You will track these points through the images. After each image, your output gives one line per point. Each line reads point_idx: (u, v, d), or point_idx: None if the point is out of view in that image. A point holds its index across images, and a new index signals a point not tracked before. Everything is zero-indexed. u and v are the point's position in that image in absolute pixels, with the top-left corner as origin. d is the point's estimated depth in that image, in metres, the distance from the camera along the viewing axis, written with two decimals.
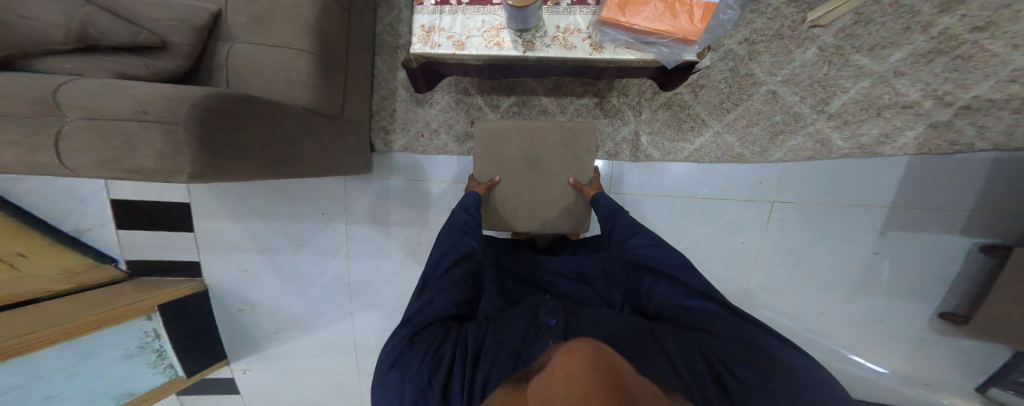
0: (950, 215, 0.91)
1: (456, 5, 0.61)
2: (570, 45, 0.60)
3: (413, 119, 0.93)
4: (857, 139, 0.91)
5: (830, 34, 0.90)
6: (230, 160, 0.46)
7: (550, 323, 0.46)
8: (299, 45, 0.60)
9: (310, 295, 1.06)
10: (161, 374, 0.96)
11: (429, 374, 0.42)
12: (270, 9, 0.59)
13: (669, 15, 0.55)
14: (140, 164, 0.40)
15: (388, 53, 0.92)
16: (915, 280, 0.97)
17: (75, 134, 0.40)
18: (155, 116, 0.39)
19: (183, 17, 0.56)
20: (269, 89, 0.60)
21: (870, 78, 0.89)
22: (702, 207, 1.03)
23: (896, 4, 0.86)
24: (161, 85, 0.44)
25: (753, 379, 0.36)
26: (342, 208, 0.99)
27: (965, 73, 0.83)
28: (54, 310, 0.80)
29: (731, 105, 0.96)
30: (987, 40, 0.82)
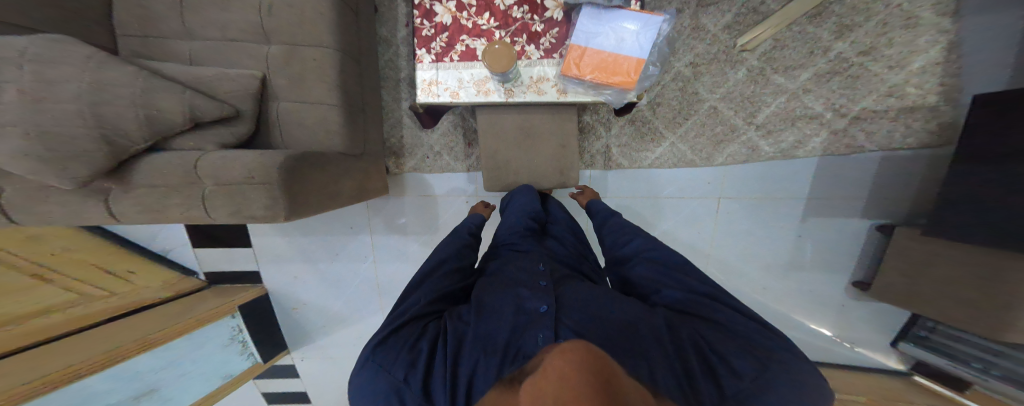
0: (855, 203, 1.13)
1: (450, 62, 0.77)
2: (541, 91, 0.78)
3: (418, 144, 1.06)
4: (778, 145, 1.12)
5: (755, 58, 1.10)
6: (303, 202, 0.64)
7: (541, 310, 0.52)
8: (330, 101, 0.75)
9: (348, 296, 1.16)
10: (247, 360, 1.06)
11: (409, 368, 0.46)
12: (301, 71, 0.73)
13: (612, 68, 0.74)
14: (255, 213, 0.59)
15: (391, 86, 1.04)
16: (832, 257, 1.19)
17: (213, 196, 0.59)
18: (260, 180, 0.58)
19: (244, 87, 0.71)
20: (311, 137, 0.76)
21: (786, 95, 1.09)
22: (665, 205, 1.23)
23: (804, 31, 1.06)
24: (253, 153, 0.61)
25: (747, 369, 0.40)
26: (368, 222, 1.11)
27: (856, 89, 1.05)
28: (154, 316, 0.91)
29: (682, 119, 1.16)
30: (870, 63, 1.02)
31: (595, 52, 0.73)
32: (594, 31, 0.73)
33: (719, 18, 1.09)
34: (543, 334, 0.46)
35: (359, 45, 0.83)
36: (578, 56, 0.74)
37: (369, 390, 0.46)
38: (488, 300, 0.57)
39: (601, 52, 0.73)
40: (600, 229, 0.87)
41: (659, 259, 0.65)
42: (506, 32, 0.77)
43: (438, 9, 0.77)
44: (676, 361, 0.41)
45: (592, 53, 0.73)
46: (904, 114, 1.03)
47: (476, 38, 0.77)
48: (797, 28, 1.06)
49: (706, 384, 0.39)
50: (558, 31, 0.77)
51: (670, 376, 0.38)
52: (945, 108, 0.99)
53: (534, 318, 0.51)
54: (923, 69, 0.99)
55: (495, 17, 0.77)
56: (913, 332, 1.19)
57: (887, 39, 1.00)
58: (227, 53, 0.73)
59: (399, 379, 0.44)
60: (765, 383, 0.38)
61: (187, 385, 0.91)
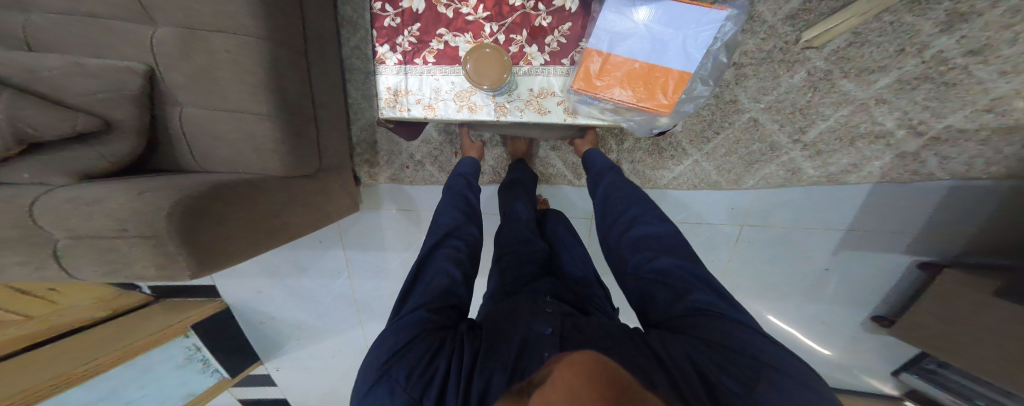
0: (901, 238, 0.98)
1: (422, 65, 0.56)
2: (543, 110, 0.58)
3: (395, 151, 0.88)
4: (826, 169, 0.93)
5: (821, 57, 0.86)
6: (225, 253, 0.51)
7: (546, 331, 0.40)
8: (256, 109, 0.55)
9: (322, 310, 1.06)
10: (211, 377, 1.00)
11: (423, 387, 0.35)
12: (209, 67, 0.53)
13: (643, 86, 0.54)
14: (143, 272, 0.45)
15: (360, 79, 0.83)
16: (859, 291, 1.07)
17: (70, 251, 0.44)
18: (137, 231, 0.43)
19: (111, 86, 0.51)
20: (239, 157, 0.59)
21: (851, 106, 0.88)
22: (683, 229, 1.07)
23: (897, 22, 0.80)
24: (127, 193, 0.45)
25: (735, 388, 0.31)
26: (337, 236, 0.97)
27: (945, 102, 0.83)
28: (91, 340, 0.82)
29: (712, 133, 0.95)
30: (978, 65, 0.79)
31: (622, 62, 0.53)
32: (624, 30, 0.52)
33: (783, 4, 0.84)
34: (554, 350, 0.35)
35: (305, 28, 0.62)
36: (598, 66, 0.53)
37: None
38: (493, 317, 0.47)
39: (631, 61, 0.53)
40: (594, 187, 0.73)
41: (651, 238, 0.55)
42: (500, 26, 0.55)
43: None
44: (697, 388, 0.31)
45: (617, 62, 0.53)
46: (999, 136, 0.82)
47: (458, 34, 0.56)
48: (889, 18, 0.80)
49: None
50: (572, 27, 0.55)
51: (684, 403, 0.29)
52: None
53: (539, 334, 0.40)
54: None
55: (485, 3, 0.54)
56: (920, 364, 1.12)
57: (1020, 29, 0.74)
58: (101, 38, 0.53)
59: (409, 397, 0.35)
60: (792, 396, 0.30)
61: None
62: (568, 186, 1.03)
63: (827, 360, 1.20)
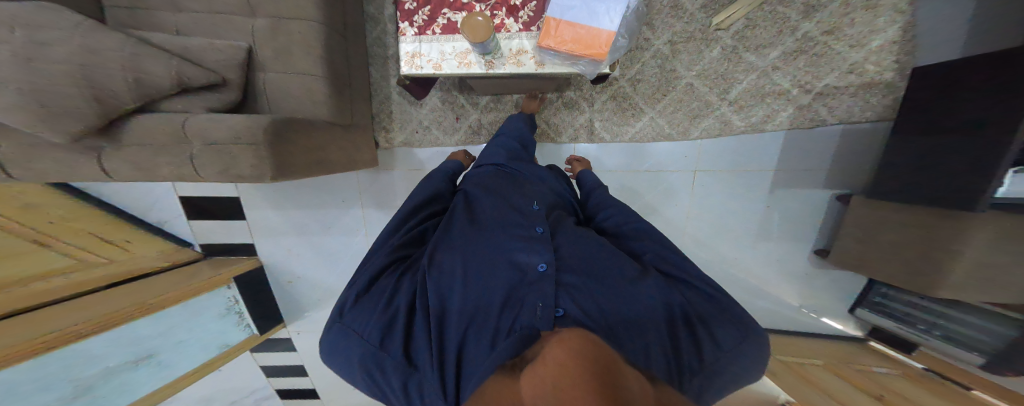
0: (820, 173, 1.21)
1: (432, 35, 0.80)
2: (520, 63, 0.82)
3: (407, 119, 1.10)
4: (750, 119, 1.18)
5: (729, 36, 1.15)
6: (292, 165, 0.72)
7: (541, 269, 0.55)
8: (316, 71, 0.78)
9: (339, 270, 1.22)
10: (243, 331, 1.15)
11: (386, 333, 0.51)
12: (288, 42, 0.76)
13: (587, 39, 0.78)
14: (243, 172, 0.66)
15: (379, 63, 1.07)
16: (798, 226, 1.27)
17: (202, 155, 0.65)
18: (246, 140, 0.64)
19: (228, 57, 0.75)
20: (299, 107, 0.80)
21: (756, 72, 1.15)
22: (645, 177, 1.29)
23: (774, 12, 1.11)
24: (238, 117, 0.67)
25: (728, 341, 0.47)
26: (357, 197, 1.15)
27: (819, 67, 1.11)
28: (152, 283, 0.98)
29: (661, 95, 1.21)
30: (833, 42, 1.08)
31: (570, 24, 0.78)
32: (568, 4, 0.78)
33: None
34: (540, 304, 0.48)
35: (346, 20, 0.87)
36: (553, 29, 0.78)
37: (345, 347, 0.51)
38: (472, 263, 0.58)
39: (575, 24, 0.77)
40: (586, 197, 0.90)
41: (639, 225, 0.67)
42: (486, 6, 0.80)
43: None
44: (668, 337, 0.46)
45: (565, 24, 0.78)
46: (862, 90, 1.10)
47: (457, 12, 0.80)
48: (768, 8, 1.11)
49: (692, 358, 0.46)
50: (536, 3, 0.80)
51: (661, 354, 0.44)
52: (900, 84, 1.06)
53: (519, 286, 0.53)
54: (882, 50, 1.05)
55: None
56: (869, 298, 1.30)
57: (847, 20, 1.06)
58: (219, 24, 0.77)
59: (375, 340, 0.50)
60: (734, 358, 0.47)
61: (186, 352, 0.99)
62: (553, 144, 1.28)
63: (782, 297, 1.37)
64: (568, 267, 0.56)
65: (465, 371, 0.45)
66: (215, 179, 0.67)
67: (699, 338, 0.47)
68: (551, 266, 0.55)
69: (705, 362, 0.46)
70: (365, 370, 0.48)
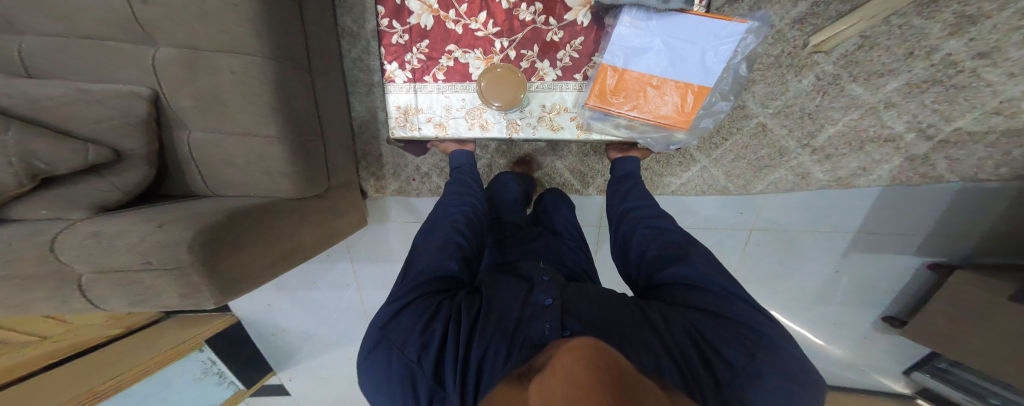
0: (912, 238, 0.97)
1: (432, 83, 0.56)
2: (556, 126, 0.57)
3: (402, 164, 0.89)
4: (836, 172, 0.93)
5: (829, 62, 0.85)
6: (246, 280, 0.52)
7: (546, 302, 0.40)
8: (264, 131, 0.54)
9: (330, 321, 1.08)
10: (227, 388, 1.09)
11: (421, 349, 0.37)
12: (215, 88, 0.51)
13: (660, 101, 0.53)
14: (169, 302, 0.46)
15: (363, 91, 0.83)
16: (871, 293, 1.06)
17: (95, 286, 0.44)
18: (159, 264, 0.43)
19: (117, 110, 0.49)
20: (250, 179, 0.58)
21: (860, 110, 0.87)
22: (691, 233, 1.06)
23: (906, 25, 0.80)
24: (146, 225, 0.44)
25: (737, 358, 0.32)
26: (346, 250, 0.98)
27: (955, 104, 0.82)
28: (115, 352, 0.91)
29: (719, 139, 0.95)
30: (986, 68, 0.78)
31: (638, 77, 0.52)
32: (640, 44, 0.51)
33: (790, 8, 0.83)
34: (549, 326, 0.36)
35: (309, 48, 0.62)
36: (611, 83, 0.52)
37: (378, 376, 0.38)
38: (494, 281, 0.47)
39: (647, 76, 0.52)
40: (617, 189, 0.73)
41: (662, 225, 0.55)
42: (511, 41, 0.54)
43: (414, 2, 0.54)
44: (675, 353, 0.32)
45: (631, 77, 0.52)
46: (1006, 139, 0.82)
47: (469, 50, 0.55)
48: (896, 20, 0.79)
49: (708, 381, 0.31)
50: (587, 38, 0.54)
51: (674, 368, 0.30)
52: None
53: (539, 307, 0.40)
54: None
55: (495, 18, 0.53)
56: (931, 362, 1.07)
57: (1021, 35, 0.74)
58: (101, 60, 0.51)
59: (409, 360, 0.37)
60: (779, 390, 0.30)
61: None
62: (575, 195, 1.00)
63: (847, 365, 1.15)
64: (575, 293, 0.43)
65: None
66: (124, 309, 0.47)
67: (705, 363, 0.33)
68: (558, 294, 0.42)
69: (718, 384, 0.31)
70: (400, 397, 0.36)
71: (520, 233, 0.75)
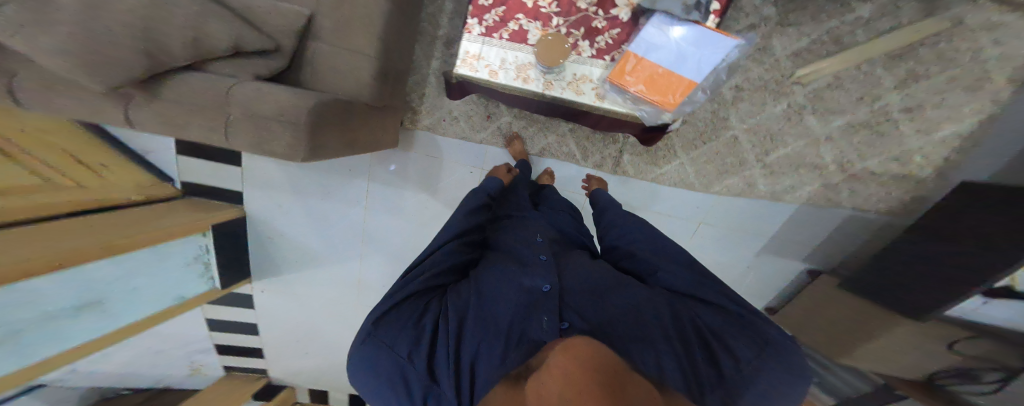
0: (807, 250, 1.25)
1: (499, 39, 0.68)
2: (580, 92, 0.69)
3: (438, 105, 1.13)
4: (773, 187, 1.17)
5: (802, 93, 1.04)
6: (327, 154, 0.65)
7: (545, 290, 0.58)
8: (368, 51, 0.71)
9: (333, 233, 1.29)
10: (205, 283, 1.17)
11: (413, 346, 0.49)
12: (348, 16, 0.69)
13: (657, 87, 0.67)
14: (275, 149, 0.57)
15: (426, 41, 1.08)
16: (767, 290, 1.33)
17: (237, 123, 0.57)
18: (288, 118, 0.55)
19: (290, 22, 0.69)
20: (340, 83, 0.73)
21: (807, 140, 1.09)
22: (649, 217, 1.26)
23: (870, 72, 1.00)
24: (286, 91, 0.58)
25: (744, 352, 0.47)
26: (367, 171, 1.20)
27: (873, 147, 1.07)
28: (117, 219, 0.91)
29: (701, 142, 1.13)
30: (905, 122, 1.03)
31: (647, 65, 0.65)
32: (657, 44, 0.65)
33: (791, 43, 1.01)
34: (547, 318, 0.51)
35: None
36: (630, 66, 0.65)
37: (368, 365, 0.49)
38: (486, 282, 0.61)
39: (656, 66, 0.66)
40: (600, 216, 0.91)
41: (649, 238, 0.72)
42: (565, 21, 0.67)
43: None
44: (680, 354, 0.46)
45: (644, 65, 0.65)
46: (892, 181, 1.10)
47: (532, 20, 0.68)
48: (864, 68, 1.00)
49: (708, 372, 0.45)
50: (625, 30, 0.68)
51: (675, 364, 0.44)
52: (930, 182, 1.07)
53: (536, 303, 0.56)
54: (949, 141, 1.03)
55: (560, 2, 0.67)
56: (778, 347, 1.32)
57: (939, 98, 1.00)
58: None
59: (400, 358, 0.48)
60: (760, 370, 0.45)
61: (143, 296, 0.98)
62: (575, 165, 1.20)
63: None
64: (572, 296, 0.58)
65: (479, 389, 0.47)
66: (244, 149, 0.60)
67: (711, 357, 0.47)
68: (554, 287, 0.58)
69: (723, 378, 0.45)
70: (391, 386, 0.48)
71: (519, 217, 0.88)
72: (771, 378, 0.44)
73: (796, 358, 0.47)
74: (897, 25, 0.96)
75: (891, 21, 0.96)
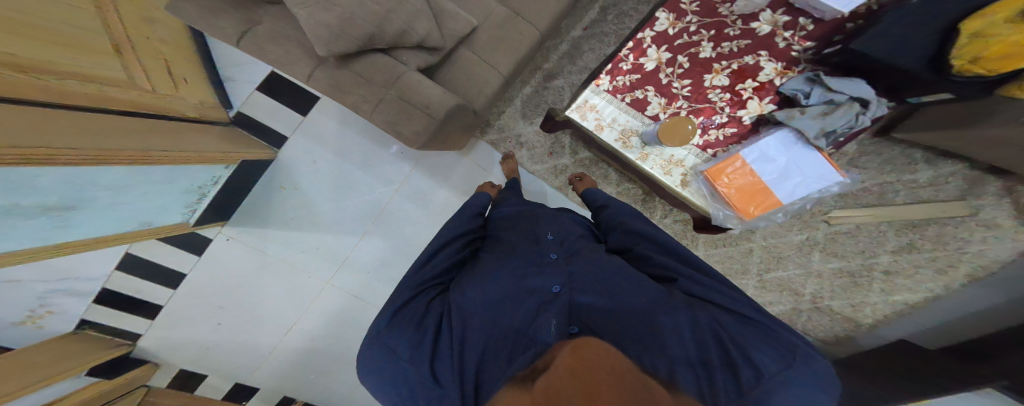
0: None
1: (620, 99, 0.91)
2: (669, 170, 0.90)
3: (511, 127, 1.34)
4: (760, 298, 1.34)
5: (820, 232, 1.28)
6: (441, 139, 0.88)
7: (555, 293, 0.62)
8: (500, 69, 0.98)
9: (351, 200, 1.38)
10: (181, 216, 1.13)
11: (417, 350, 0.59)
12: (504, 37, 0.98)
13: (753, 192, 0.83)
14: (408, 128, 0.77)
15: (535, 72, 1.33)
16: None
17: (389, 103, 0.77)
18: (432, 110, 0.77)
19: (457, 29, 0.92)
20: (469, 87, 0.96)
21: (805, 271, 1.30)
22: None
23: (879, 233, 1.23)
24: (437, 89, 0.79)
25: (768, 364, 0.47)
26: (413, 161, 1.38)
27: (848, 292, 1.28)
28: (143, 129, 0.97)
29: (720, 243, 1.33)
30: (876, 280, 1.25)
31: (751, 173, 0.83)
32: (769, 154, 0.83)
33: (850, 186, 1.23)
34: (552, 320, 0.55)
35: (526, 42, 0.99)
36: (734, 169, 0.83)
37: (382, 362, 0.61)
38: (489, 281, 0.67)
39: (757, 175, 0.83)
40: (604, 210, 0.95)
41: (664, 246, 0.74)
42: (689, 105, 0.91)
43: (649, 53, 0.92)
44: (696, 361, 0.47)
45: (749, 171, 0.83)
46: (838, 319, 1.29)
47: (657, 95, 0.91)
48: (881, 226, 1.23)
49: (725, 378, 0.46)
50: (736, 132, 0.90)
51: (689, 372, 0.45)
52: (861, 329, 1.27)
53: (542, 305, 0.60)
54: (896, 303, 1.23)
55: (691, 88, 0.91)
56: None
57: (912, 271, 1.22)
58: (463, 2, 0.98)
59: (403, 361, 0.59)
60: (781, 383, 0.45)
61: (118, 214, 0.92)
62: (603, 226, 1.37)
63: None
64: (580, 297, 0.61)
65: (484, 386, 0.51)
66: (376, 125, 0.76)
67: (730, 363, 0.47)
68: (564, 288, 0.63)
69: (744, 389, 0.44)
70: (401, 381, 0.58)
71: (537, 213, 0.92)
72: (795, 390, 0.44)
73: (816, 368, 0.48)
74: (933, 197, 1.18)
75: (932, 193, 1.18)
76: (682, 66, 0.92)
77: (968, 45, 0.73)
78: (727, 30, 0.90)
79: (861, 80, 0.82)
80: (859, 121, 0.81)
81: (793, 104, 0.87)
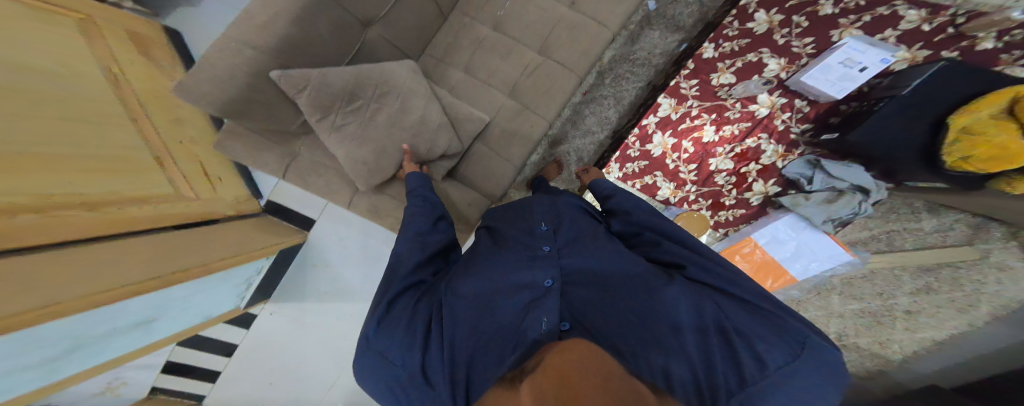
0: None
1: (633, 185, 1.16)
2: None
3: None
4: None
5: (840, 276, 1.32)
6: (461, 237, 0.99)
7: (546, 285, 0.59)
8: (513, 161, 1.05)
9: (376, 274, 1.50)
10: (234, 303, 1.32)
11: (403, 352, 0.55)
12: (517, 127, 1.05)
13: (765, 268, 1.00)
14: None
15: None
16: None
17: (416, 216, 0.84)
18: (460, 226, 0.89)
19: (472, 128, 0.99)
20: (487, 179, 1.06)
21: (828, 314, 1.34)
22: None
23: (897, 275, 1.27)
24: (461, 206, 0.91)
25: (775, 356, 0.43)
26: None
27: (871, 331, 1.30)
28: (201, 240, 1.13)
29: None
30: (899, 320, 1.27)
31: (763, 253, 1.00)
32: (779, 237, 0.99)
33: (855, 232, 1.28)
34: (545, 318, 0.52)
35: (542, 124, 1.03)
36: (746, 249, 1.01)
37: (370, 360, 0.57)
38: (478, 278, 0.63)
39: (769, 255, 0.99)
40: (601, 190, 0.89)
41: (667, 230, 0.68)
42: (698, 187, 1.10)
43: (655, 139, 1.10)
44: (696, 354, 0.44)
45: (760, 252, 1.00)
46: (863, 358, 1.30)
47: (667, 178, 1.12)
48: (897, 270, 1.26)
49: (726, 371, 0.42)
50: (744, 213, 1.07)
51: (689, 369, 0.42)
52: (895, 364, 1.27)
53: (535, 302, 0.56)
54: (924, 340, 1.24)
55: (698, 172, 1.09)
56: None
57: (933, 309, 1.23)
58: (476, 96, 1.05)
59: (390, 360, 0.55)
60: (787, 373, 0.42)
61: (180, 313, 1.09)
62: None
63: None
64: (576, 293, 0.58)
65: (470, 391, 0.48)
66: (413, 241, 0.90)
67: (733, 356, 0.43)
68: (556, 283, 0.60)
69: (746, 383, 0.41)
70: (393, 380, 0.54)
71: (530, 200, 0.88)
72: (800, 382, 0.41)
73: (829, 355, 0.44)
74: (939, 243, 1.23)
75: (938, 238, 1.23)
76: (688, 149, 1.08)
77: (959, 145, 0.75)
78: (727, 113, 1.03)
79: (858, 165, 0.93)
80: (861, 206, 0.94)
81: (796, 185, 1.02)
